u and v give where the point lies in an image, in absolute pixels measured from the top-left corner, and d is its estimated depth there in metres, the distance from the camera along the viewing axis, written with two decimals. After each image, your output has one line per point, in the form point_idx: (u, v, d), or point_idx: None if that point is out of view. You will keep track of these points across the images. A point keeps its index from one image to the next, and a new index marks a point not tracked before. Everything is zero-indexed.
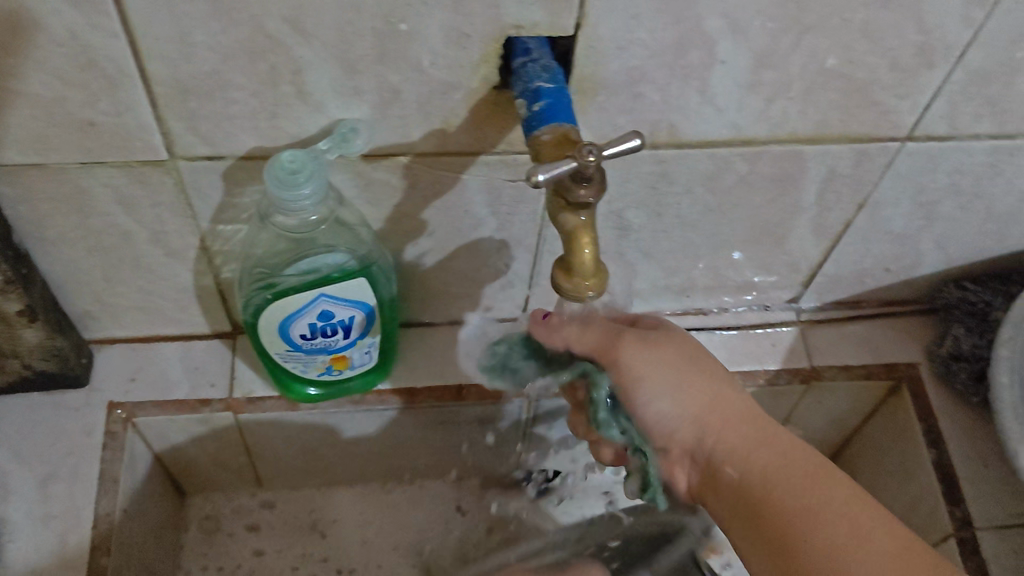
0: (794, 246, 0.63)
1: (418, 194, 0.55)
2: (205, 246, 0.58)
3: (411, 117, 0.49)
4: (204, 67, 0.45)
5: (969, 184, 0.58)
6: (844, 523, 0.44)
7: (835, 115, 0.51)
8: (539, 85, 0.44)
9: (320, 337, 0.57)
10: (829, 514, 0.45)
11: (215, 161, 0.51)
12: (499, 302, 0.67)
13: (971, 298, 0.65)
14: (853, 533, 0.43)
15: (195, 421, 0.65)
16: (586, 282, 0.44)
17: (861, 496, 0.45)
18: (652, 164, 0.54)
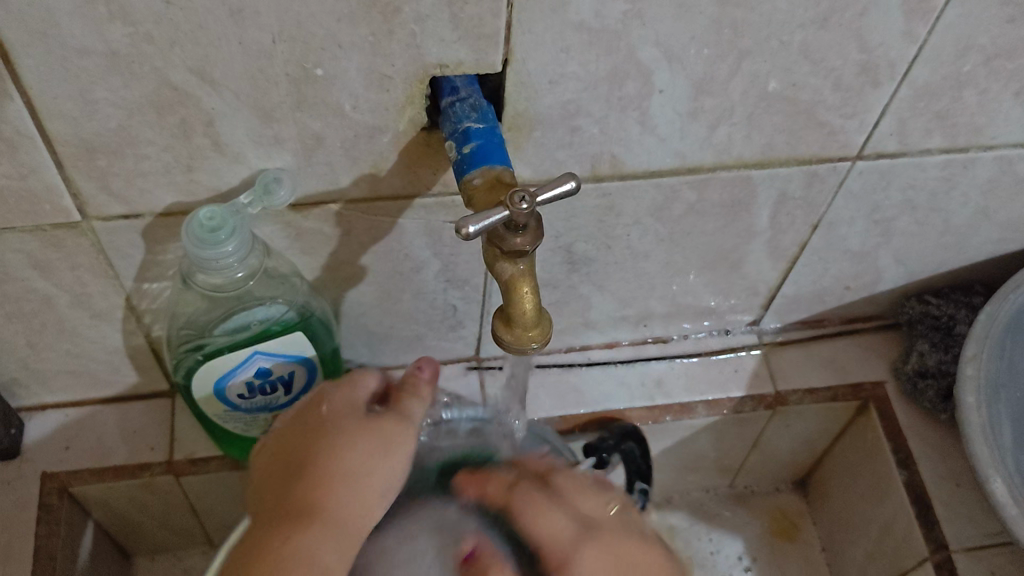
0: (750, 270, 0.61)
1: (354, 241, 0.52)
2: (131, 306, 0.55)
3: (338, 163, 0.47)
4: (109, 124, 0.42)
5: (923, 200, 0.56)
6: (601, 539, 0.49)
7: (781, 139, 0.49)
8: (467, 126, 0.41)
9: (259, 395, 0.55)
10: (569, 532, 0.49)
11: (133, 220, 0.48)
12: (451, 342, 0.64)
13: (935, 312, 0.63)
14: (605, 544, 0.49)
15: (136, 487, 0.62)
16: (528, 332, 0.42)
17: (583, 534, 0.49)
18: (597, 198, 0.52)
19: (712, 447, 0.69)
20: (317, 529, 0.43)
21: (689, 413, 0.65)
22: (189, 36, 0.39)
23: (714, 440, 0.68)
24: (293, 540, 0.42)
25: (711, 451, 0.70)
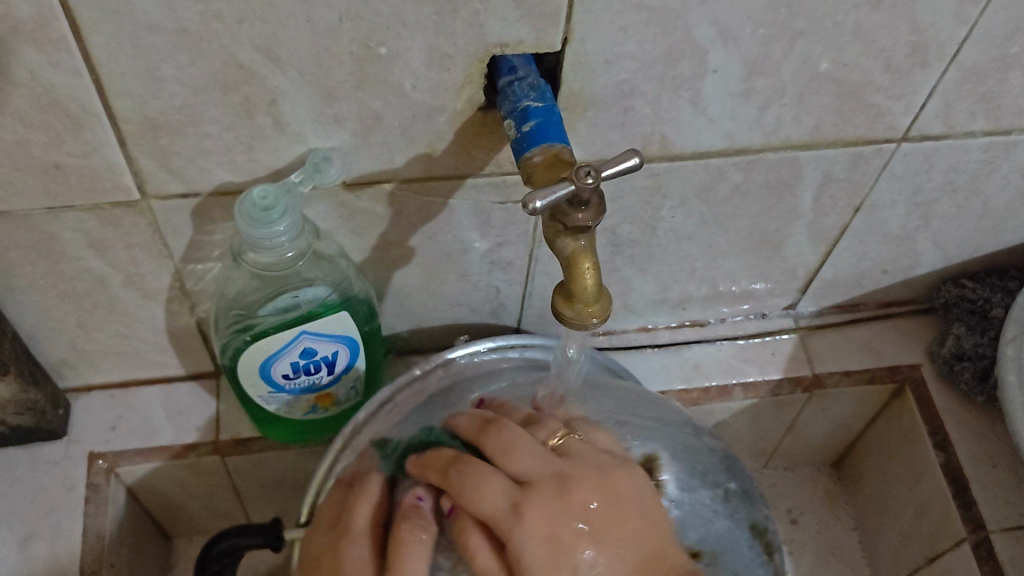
0: (790, 253, 0.62)
1: (405, 222, 0.53)
2: (181, 286, 0.55)
3: (395, 143, 0.47)
4: (174, 102, 0.43)
5: (964, 183, 0.57)
6: (560, 503, 0.43)
7: (828, 120, 0.50)
8: (527, 105, 0.42)
9: (303, 375, 0.55)
10: (541, 512, 0.43)
11: (190, 199, 0.49)
12: (492, 324, 0.65)
13: (971, 295, 0.64)
14: (578, 506, 0.44)
15: (182, 467, 0.63)
16: (589, 309, 0.42)
17: (559, 491, 0.44)
18: (645, 178, 0.52)
19: (749, 430, 0.70)
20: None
21: (726, 396, 0.66)
22: (258, 13, 0.39)
23: (752, 423, 0.69)
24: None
25: (747, 434, 0.71)
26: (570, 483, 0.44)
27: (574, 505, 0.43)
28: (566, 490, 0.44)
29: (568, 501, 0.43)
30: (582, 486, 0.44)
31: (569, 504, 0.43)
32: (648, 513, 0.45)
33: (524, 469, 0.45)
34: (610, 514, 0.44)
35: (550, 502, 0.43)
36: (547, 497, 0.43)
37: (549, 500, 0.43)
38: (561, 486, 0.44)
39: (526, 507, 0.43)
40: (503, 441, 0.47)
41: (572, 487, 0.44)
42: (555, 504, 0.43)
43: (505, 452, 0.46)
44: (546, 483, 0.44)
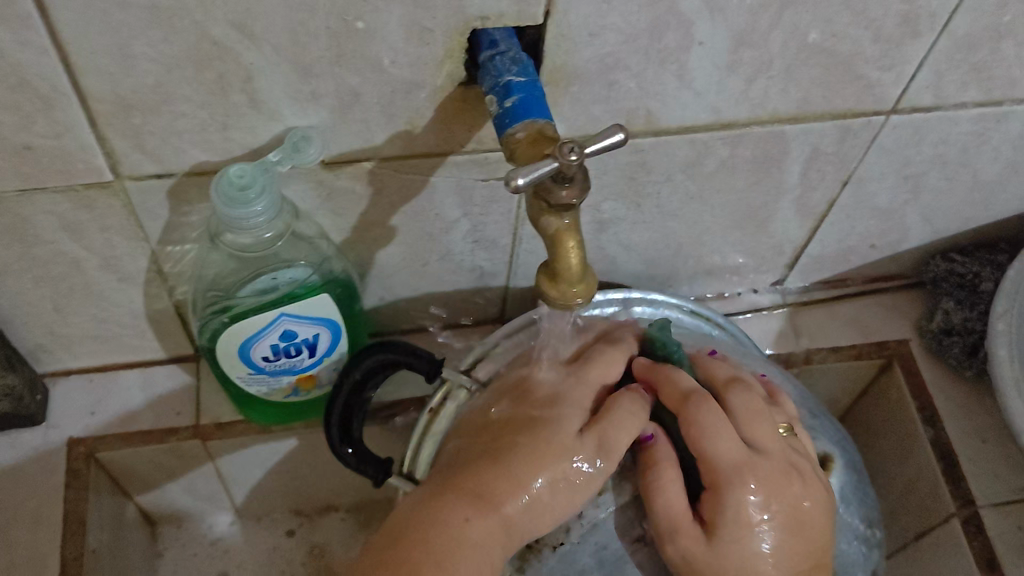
0: (777, 228, 0.61)
1: (385, 201, 0.52)
2: (158, 268, 0.54)
3: (374, 120, 0.46)
4: (146, 80, 0.42)
5: (954, 155, 0.56)
6: (742, 554, 0.44)
7: (817, 92, 0.49)
8: (508, 80, 0.41)
9: (284, 358, 0.54)
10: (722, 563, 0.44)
11: (164, 179, 0.48)
12: (475, 305, 0.64)
13: (960, 269, 0.63)
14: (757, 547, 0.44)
15: (162, 451, 0.62)
16: (573, 288, 0.41)
17: (740, 539, 0.44)
18: (631, 154, 0.51)
19: None
20: (494, 525, 0.43)
21: None
22: None
23: None
24: (465, 524, 0.42)
25: None
26: (765, 507, 0.45)
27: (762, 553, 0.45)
28: (750, 533, 0.44)
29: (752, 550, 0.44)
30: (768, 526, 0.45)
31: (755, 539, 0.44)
32: (817, 517, 0.46)
33: (747, 483, 0.45)
34: (801, 533, 0.46)
35: (737, 544, 0.44)
36: (740, 545, 0.44)
37: (744, 533, 0.44)
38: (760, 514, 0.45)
39: (735, 508, 0.44)
40: (705, 414, 0.46)
41: (770, 507, 0.45)
42: (741, 548, 0.44)
43: (725, 435, 0.46)
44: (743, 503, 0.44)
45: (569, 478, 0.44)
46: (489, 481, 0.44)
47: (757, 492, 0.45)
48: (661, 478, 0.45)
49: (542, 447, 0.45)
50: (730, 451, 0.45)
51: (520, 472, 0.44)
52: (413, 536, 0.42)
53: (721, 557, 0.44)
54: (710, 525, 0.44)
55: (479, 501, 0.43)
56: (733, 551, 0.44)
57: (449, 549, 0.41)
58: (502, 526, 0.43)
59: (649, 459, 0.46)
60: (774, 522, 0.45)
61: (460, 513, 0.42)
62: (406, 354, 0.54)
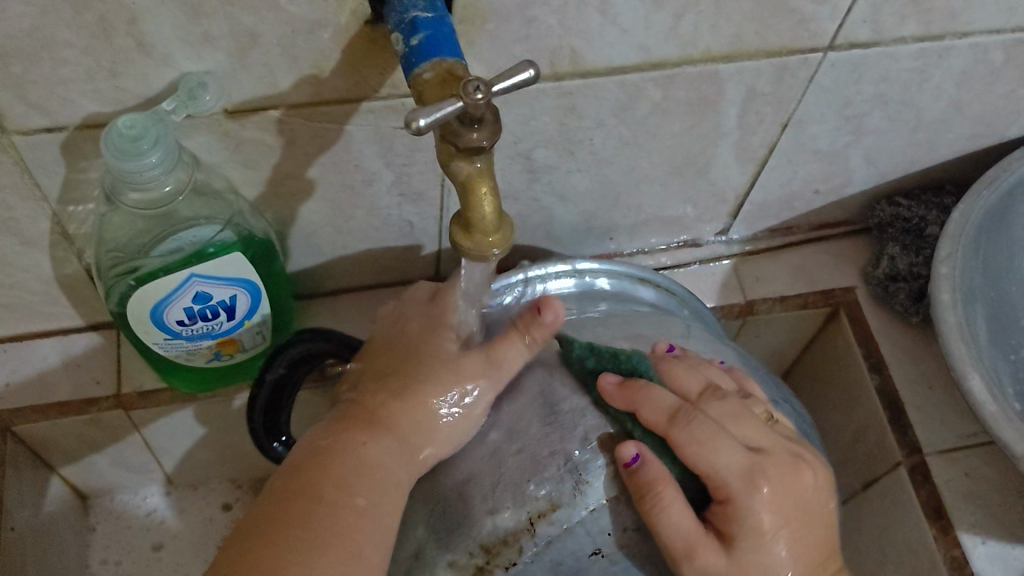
0: (718, 175, 0.59)
1: (299, 151, 0.49)
2: (62, 231, 0.51)
3: (276, 64, 0.43)
4: (19, 24, 0.38)
5: (896, 93, 0.54)
6: (762, 559, 0.41)
7: (750, 29, 0.47)
8: (415, 16, 0.38)
9: (200, 322, 0.51)
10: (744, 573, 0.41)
11: (55, 134, 0.44)
12: (408, 262, 0.62)
13: (905, 214, 0.62)
14: (775, 548, 0.42)
15: (83, 423, 0.59)
16: (490, 238, 0.39)
17: (760, 545, 0.41)
18: (557, 97, 0.48)
19: None
20: (388, 445, 0.43)
21: None
22: None
23: None
24: (364, 447, 0.42)
25: None
26: (778, 505, 0.42)
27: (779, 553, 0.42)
28: (769, 535, 0.41)
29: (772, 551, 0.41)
30: (784, 522, 0.42)
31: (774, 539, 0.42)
32: (820, 500, 0.44)
33: (759, 488, 0.41)
34: (809, 521, 0.43)
35: (756, 547, 0.41)
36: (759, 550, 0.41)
37: (761, 536, 0.41)
38: (775, 515, 0.42)
39: (751, 516, 0.41)
40: (696, 427, 0.42)
41: (783, 504, 0.42)
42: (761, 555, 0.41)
43: (719, 445, 0.41)
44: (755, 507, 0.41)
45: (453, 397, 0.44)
46: (386, 408, 0.44)
47: (768, 498, 0.41)
48: (662, 503, 0.40)
49: (437, 368, 0.45)
50: (732, 459, 0.41)
51: (422, 393, 0.44)
52: (317, 461, 0.42)
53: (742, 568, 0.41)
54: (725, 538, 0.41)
55: (369, 426, 0.43)
56: (753, 563, 0.41)
57: (352, 470, 0.41)
58: (402, 447, 0.43)
59: (644, 486, 0.40)
60: (785, 523, 0.42)
61: (355, 439, 0.42)
62: (336, 345, 0.51)
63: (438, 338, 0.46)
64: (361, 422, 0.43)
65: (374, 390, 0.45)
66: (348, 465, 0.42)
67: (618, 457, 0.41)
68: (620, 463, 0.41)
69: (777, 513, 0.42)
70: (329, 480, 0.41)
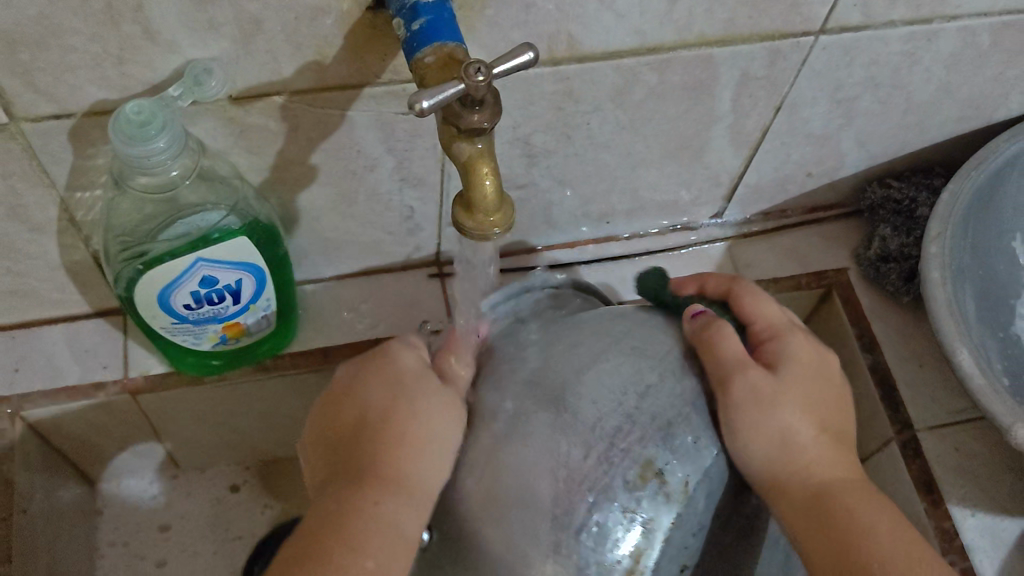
0: (712, 158, 0.60)
1: (302, 137, 0.50)
2: (70, 217, 0.52)
3: (279, 50, 0.44)
4: (29, 12, 0.39)
5: (886, 76, 0.55)
6: (800, 402, 0.44)
7: (742, 13, 0.48)
8: (416, 1, 0.39)
9: (206, 305, 0.52)
10: (780, 417, 0.43)
11: (64, 121, 0.45)
12: (409, 247, 0.63)
13: (897, 196, 0.63)
14: (814, 404, 0.45)
15: (91, 407, 0.60)
16: (490, 219, 0.40)
17: (800, 386, 0.45)
18: (554, 82, 0.49)
19: None
20: (396, 499, 0.40)
21: None
22: None
23: None
24: (376, 507, 0.40)
25: None
26: (816, 371, 0.46)
27: (813, 412, 0.44)
28: (809, 397, 0.45)
29: (809, 401, 0.44)
30: (822, 386, 0.46)
31: (813, 395, 0.45)
32: (845, 399, 0.47)
33: (794, 345, 0.46)
34: (837, 406, 0.46)
35: (797, 390, 0.44)
36: (800, 391, 0.44)
37: (796, 382, 0.45)
38: (814, 372, 0.46)
39: (790, 356, 0.46)
40: (749, 295, 0.50)
41: (819, 377, 0.46)
42: (799, 397, 0.44)
43: (757, 306, 0.49)
44: (794, 356, 0.46)
45: (429, 435, 0.42)
46: (375, 466, 0.41)
47: (796, 350, 0.46)
48: (724, 326, 0.45)
49: (408, 415, 0.43)
50: (773, 316, 0.48)
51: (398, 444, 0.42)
52: (332, 529, 0.39)
53: (778, 417, 0.43)
54: (771, 373, 0.45)
55: (366, 482, 0.40)
56: (775, 412, 0.43)
57: (371, 530, 0.39)
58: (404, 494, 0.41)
59: (707, 322, 0.46)
60: (817, 384, 0.46)
61: (359, 496, 0.40)
62: None
63: (399, 385, 0.44)
64: (355, 479, 0.41)
65: (353, 442, 0.42)
66: (352, 530, 0.39)
67: (687, 312, 0.47)
68: (689, 315, 0.47)
69: (812, 384, 0.45)
70: (351, 547, 0.38)
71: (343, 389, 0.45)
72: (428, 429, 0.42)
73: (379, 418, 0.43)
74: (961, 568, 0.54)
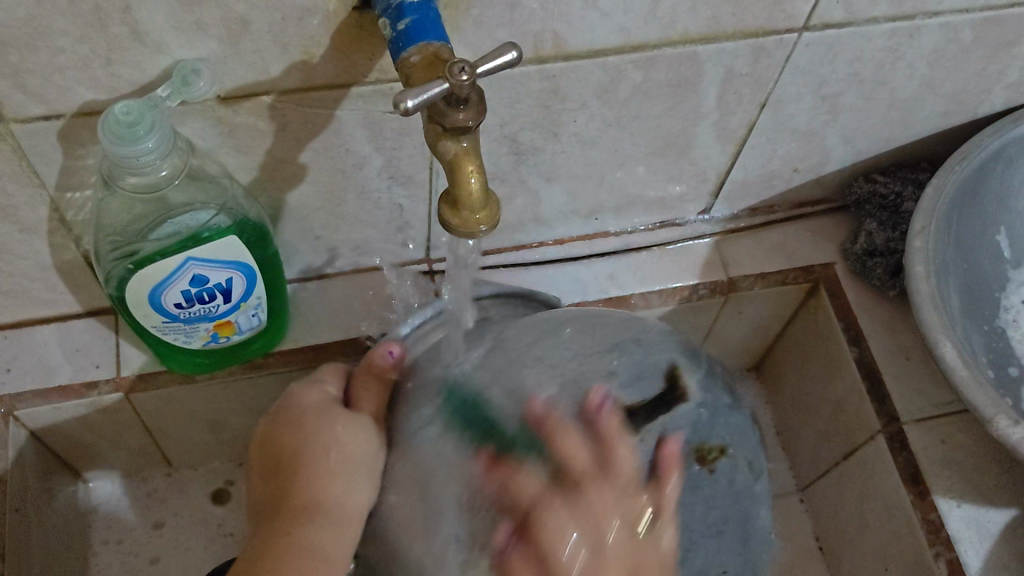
0: (699, 155, 0.60)
1: (290, 137, 0.50)
2: (60, 218, 0.52)
3: (267, 50, 0.44)
4: (17, 13, 0.40)
5: (869, 72, 0.55)
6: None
7: (726, 10, 0.48)
8: (401, 2, 0.39)
9: (197, 304, 0.52)
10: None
11: (53, 122, 0.46)
12: (399, 244, 0.63)
13: (882, 191, 0.63)
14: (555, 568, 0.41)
15: (84, 406, 0.60)
16: (476, 216, 0.40)
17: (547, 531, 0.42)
18: (541, 80, 0.50)
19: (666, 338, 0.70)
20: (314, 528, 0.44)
21: (643, 303, 0.65)
22: None
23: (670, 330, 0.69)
24: (291, 536, 0.44)
25: None
26: (591, 528, 0.43)
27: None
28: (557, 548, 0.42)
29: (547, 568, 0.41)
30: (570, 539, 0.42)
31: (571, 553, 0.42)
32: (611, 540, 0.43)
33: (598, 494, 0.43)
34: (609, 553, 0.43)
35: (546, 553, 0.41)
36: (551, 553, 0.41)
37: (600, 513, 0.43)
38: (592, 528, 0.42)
39: (597, 511, 0.43)
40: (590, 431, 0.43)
41: (593, 530, 0.43)
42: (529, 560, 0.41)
43: (564, 441, 0.43)
44: (556, 511, 0.42)
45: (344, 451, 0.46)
46: (295, 502, 0.45)
47: (596, 508, 0.43)
48: (512, 476, 0.42)
49: (320, 456, 0.46)
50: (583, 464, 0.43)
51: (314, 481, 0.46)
52: (255, 562, 0.43)
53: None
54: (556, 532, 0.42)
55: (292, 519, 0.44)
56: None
57: (287, 560, 0.43)
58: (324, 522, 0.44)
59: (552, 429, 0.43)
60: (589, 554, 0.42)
61: (279, 530, 0.44)
62: None
63: (314, 428, 0.48)
64: (279, 518, 0.45)
65: (282, 484, 0.46)
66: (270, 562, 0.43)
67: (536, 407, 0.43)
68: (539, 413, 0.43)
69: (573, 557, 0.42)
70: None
71: (274, 427, 0.49)
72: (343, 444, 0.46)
73: (298, 459, 0.47)
74: (946, 559, 0.55)
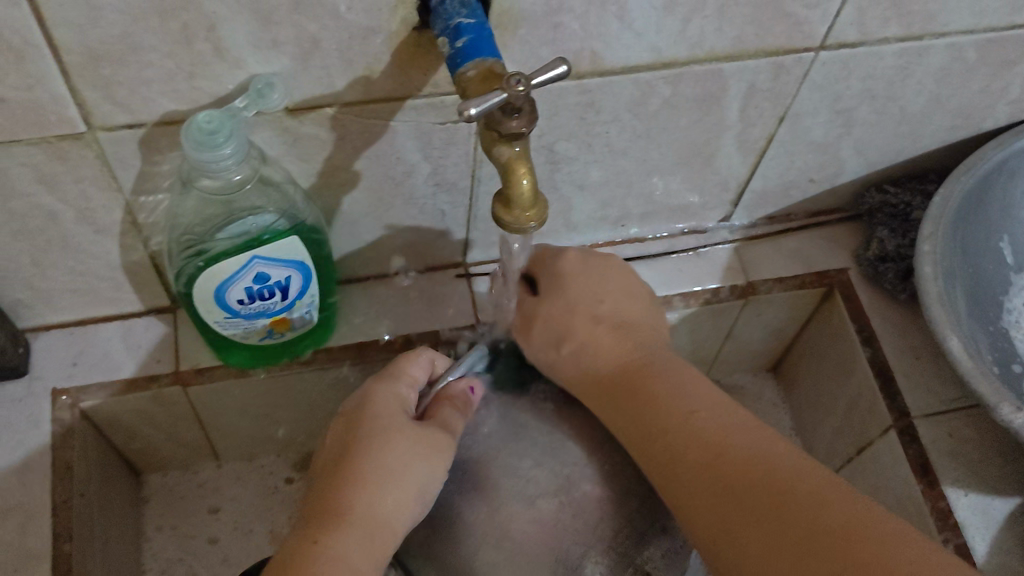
0: (722, 165, 0.64)
1: (348, 145, 0.54)
2: (132, 220, 0.57)
3: (333, 66, 0.49)
4: (113, 31, 0.44)
5: (880, 89, 0.60)
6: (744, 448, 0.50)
7: (748, 31, 0.52)
8: (458, 22, 0.44)
9: (257, 301, 0.56)
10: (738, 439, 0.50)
11: (135, 130, 0.50)
12: (439, 248, 0.67)
13: (893, 201, 0.68)
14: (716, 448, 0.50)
15: (144, 399, 0.64)
16: (527, 213, 0.44)
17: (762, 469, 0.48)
18: (578, 94, 0.54)
19: (687, 342, 0.74)
20: (350, 534, 0.46)
21: (667, 305, 0.69)
22: None
23: (691, 332, 0.73)
24: (321, 545, 0.45)
25: (688, 343, 0.75)
26: None
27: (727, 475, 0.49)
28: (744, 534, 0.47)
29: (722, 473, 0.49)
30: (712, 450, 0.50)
31: None
32: None
33: None
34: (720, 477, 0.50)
35: None
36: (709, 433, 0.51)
37: None
38: None
39: None
40: None
41: None
42: None
43: None
44: None
45: (393, 464, 0.48)
46: (336, 513, 0.46)
47: None
48: None
49: (367, 467, 0.48)
50: None
51: (360, 494, 0.47)
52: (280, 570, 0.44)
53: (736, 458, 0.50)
54: None
55: (324, 524, 0.46)
56: None
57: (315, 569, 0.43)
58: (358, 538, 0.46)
59: None
60: None
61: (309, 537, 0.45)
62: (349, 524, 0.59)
63: (370, 434, 0.49)
64: (317, 524, 0.46)
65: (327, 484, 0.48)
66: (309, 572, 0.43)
67: None
68: None
69: None
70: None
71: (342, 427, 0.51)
72: (392, 458, 0.49)
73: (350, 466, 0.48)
74: (955, 544, 0.58)
